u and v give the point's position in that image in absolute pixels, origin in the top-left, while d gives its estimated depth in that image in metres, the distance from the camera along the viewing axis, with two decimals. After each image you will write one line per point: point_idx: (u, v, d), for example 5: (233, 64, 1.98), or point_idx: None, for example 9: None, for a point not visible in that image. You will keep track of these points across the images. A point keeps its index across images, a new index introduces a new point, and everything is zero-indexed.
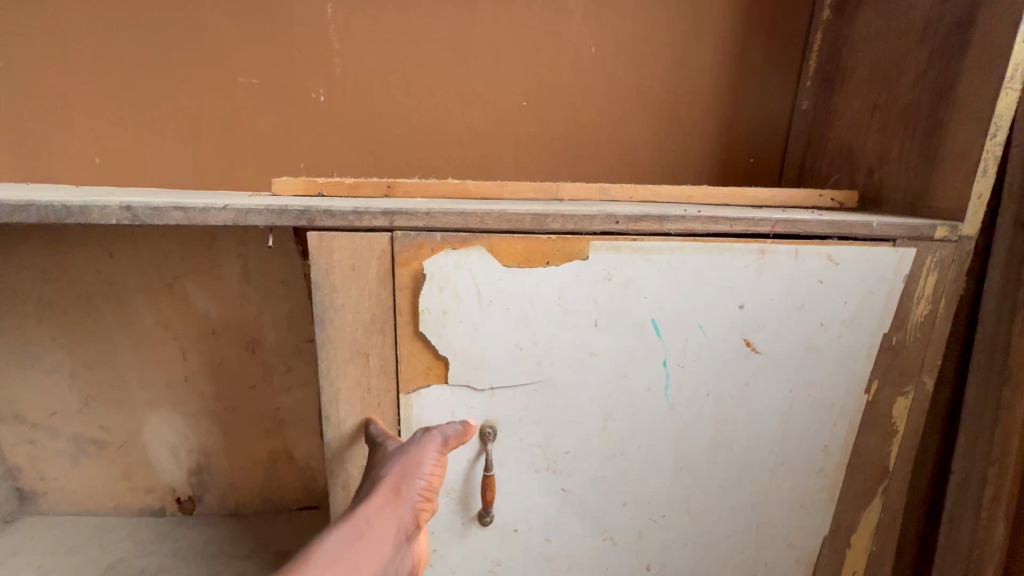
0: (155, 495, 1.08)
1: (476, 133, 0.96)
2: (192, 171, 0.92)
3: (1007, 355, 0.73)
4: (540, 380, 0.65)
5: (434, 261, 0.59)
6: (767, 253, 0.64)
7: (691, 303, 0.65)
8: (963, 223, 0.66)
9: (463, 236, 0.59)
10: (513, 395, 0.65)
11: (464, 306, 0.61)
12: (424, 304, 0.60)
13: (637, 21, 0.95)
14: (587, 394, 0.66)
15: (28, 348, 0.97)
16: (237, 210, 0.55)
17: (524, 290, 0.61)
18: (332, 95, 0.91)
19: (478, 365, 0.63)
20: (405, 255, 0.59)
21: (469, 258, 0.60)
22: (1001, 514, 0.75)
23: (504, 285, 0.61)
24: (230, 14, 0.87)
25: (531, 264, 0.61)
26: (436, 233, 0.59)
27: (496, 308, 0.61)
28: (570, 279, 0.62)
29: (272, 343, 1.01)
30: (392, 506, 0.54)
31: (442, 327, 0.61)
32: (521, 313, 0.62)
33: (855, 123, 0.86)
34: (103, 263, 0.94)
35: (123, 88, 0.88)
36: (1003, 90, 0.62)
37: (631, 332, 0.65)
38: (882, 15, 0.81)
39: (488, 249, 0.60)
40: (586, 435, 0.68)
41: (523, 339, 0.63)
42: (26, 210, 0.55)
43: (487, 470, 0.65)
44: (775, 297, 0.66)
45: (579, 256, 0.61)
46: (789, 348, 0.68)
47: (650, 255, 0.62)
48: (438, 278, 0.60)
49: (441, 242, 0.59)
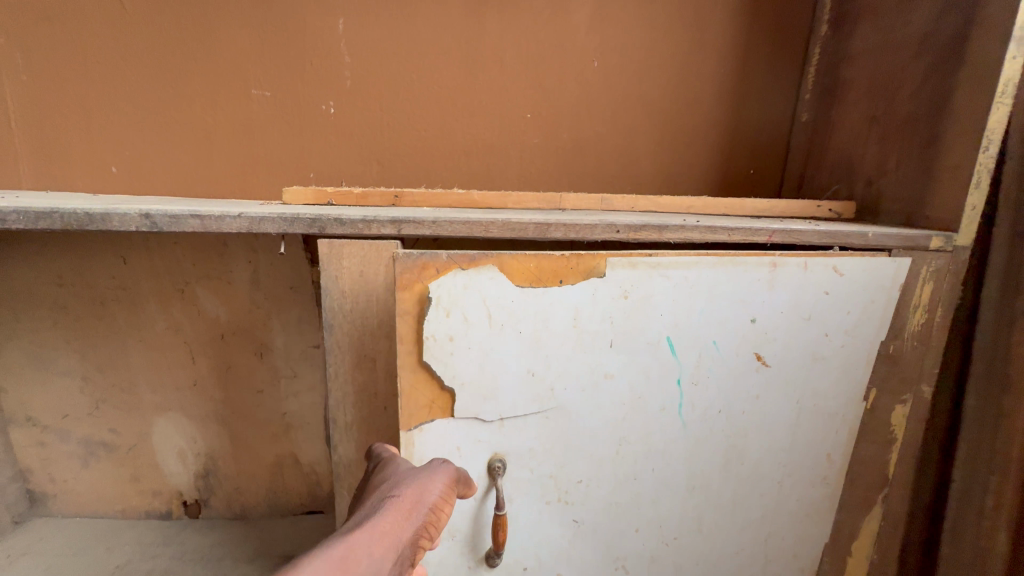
0: (163, 498, 1.10)
1: (481, 143, 0.98)
2: (206, 180, 0.95)
3: (1005, 363, 0.74)
4: (552, 407, 0.64)
5: (440, 283, 0.57)
6: (778, 266, 0.65)
7: (705, 319, 0.65)
8: (957, 234, 0.68)
9: (471, 256, 0.57)
10: (523, 424, 0.64)
11: (473, 331, 0.59)
12: (430, 330, 0.59)
13: (639, 35, 0.96)
14: (600, 416, 0.66)
15: (42, 351, 0.99)
16: (251, 218, 0.57)
17: (537, 313, 0.60)
18: (341, 106, 0.94)
19: (488, 393, 0.62)
20: (406, 276, 0.57)
21: (478, 278, 0.58)
22: (1003, 524, 0.75)
23: (515, 307, 0.60)
24: (244, 28, 0.90)
25: (543, 283, 0.60)
26: (442, 253, 0.57)
27: (508, 331, 0.60)
28: (586, 297, 0.61)
29: (280, 348, 1.03)
30: (400, 521, 0.43)
31: (449, 354, 0.60)
32: (534, 337, 0.61)
33: (853, 135, 0.87)
34: (117, 268, 0.96)
35: (139, 100, 0.91)
36: (995, 104, 0.64)
37: (647, 351, 0.65)
38: (879, 29, 0.82)
39: (499, 267, 0.58)
40: (596, 459, 0.68)
41: (536, 365, 0.62)
42: (49, 218, 0.57)
43: (498, 509, 0.64)
44: (786, 310, 0.67)
45: (594, 273, 0.60)
46: (797, 360, 0.69)
47: (668, 271, 0.62)
48: (445, 301, 0.58)
49: (447, 262, 0.57)
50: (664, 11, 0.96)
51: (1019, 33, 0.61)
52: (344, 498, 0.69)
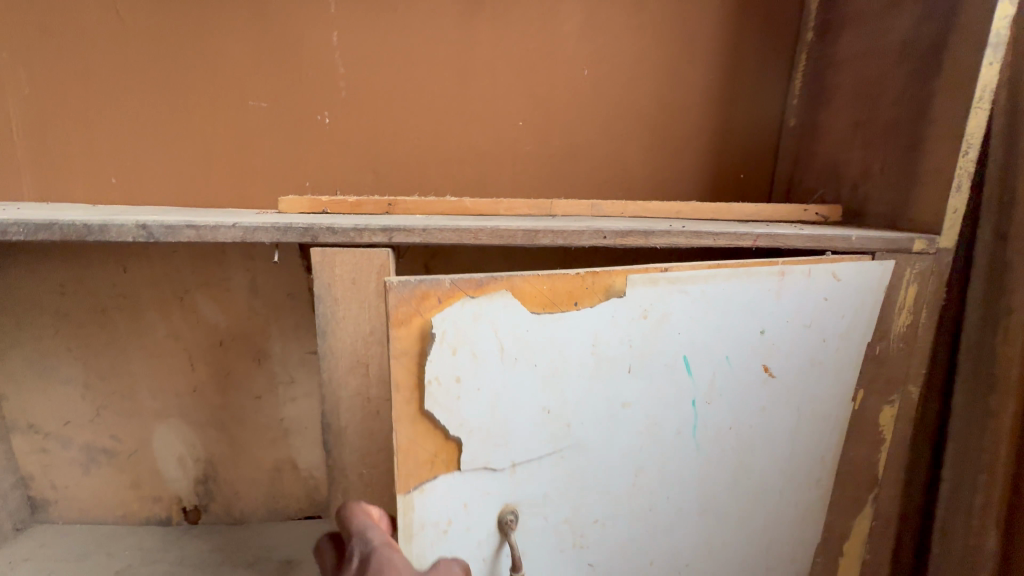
0: (162, 504, 1.11)
1: (475, 150, 0.99)
2: (205, 189, 0.97)
3: (992, 363, 0.75)
4: (567, 443, 0.62)
5: (445, 315, 0.53)
6: (787, 274, 0.65)
7: (719, 334, 0.65)
8: (940, 236, 0.69)
9: (478, 282, 0.54)
10: (535, 466, 0.61)
11: (482, 370, 0.55)
12: (432, 372, 0.54)
13: (629, 44, 0.98)
14: (617, 446, 0.64)
15: (44, 359, 1.01)
16: (246, 227, 0.59)
17: (551, 344, 0.57)
18: (336, 117, 0.96)
19: (499, 437, 0.58)
20: (405, 308, 0.52)
21: (489, 307, 0.54)
22: (993, 522, 0.76)
23: (529, 339, 0.56)
24: (241, 41, 0.92)
25: (557, 307, 0.57)
26: (445, 281, 0.53)
27: (521, 366, 0.57)
28: (605, 321, 0.59)
29: (278, 354, 1.04)
30: None
31: (454, 397, 0.55)
32: (549, 371, 0.58)
33: (839, 140, 0.88)
34: (118, 277, 0.98)
35: (139, 111, 0.93)
36: (973, 109, 0.65)
37: (664, 373, 0.63)
38: (862, 37, 0.84)
39: (511, 292, 0.55)
40: (610, 492, 0.66)
41: (551, 401, 0.59)
42: (50, 229, 0.58)
43: (515, 567, 0.59)
44: (792, 318, 0.67)
45: (612, 292, 0.58)
46: (800, 369, 0.70)
47: (687, 286, 0.61)
48: (451, 337, 0.53)
49: (451, 289, 0.53)
50: (653, 20, 0.98)
51: (994, 40, 0.63)
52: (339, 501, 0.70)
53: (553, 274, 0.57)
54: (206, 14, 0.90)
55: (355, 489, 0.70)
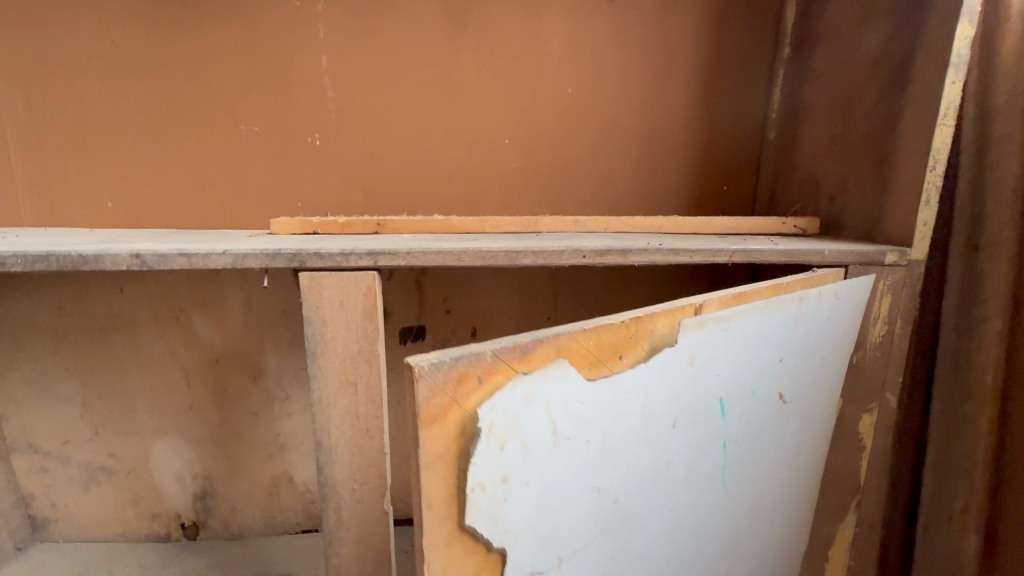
0: (161, 521, 1.12)
1: (462, 168, 1.01)
2: (199, 211, 0.99)
3: (967, 371, 0.77)
4: (615, 521, 0.52)
5: (492, 400, 0.41)
6: (804, 299, 0.63)
7: (750, 369, 0.60)
8: (911, 248, 0.71)
9: (524, 349, 0.42)
10: (582, 557, 0.50)
11: (534, 462, 0.43)
12: (475, 479, 0.41)
13: (612, 62, 1.00)
14: (660, 508, 0.57)
15: (43, 380, 1.03)
16: (236, 254, 0.61)
17: (605, 413, 0.47)
18: (327, 139, 0.98)
19: (546, 537, 0.46)
20: (439, 398, 0.39)
21: (541, 378, 0.43)
22: (972, 526, 0.79)
23: (584, 412, 0.46)
24: (233, 67, 0.94)
25: (605, 366, 0.48)
26: (487, 354, 0.40)
27: (574, 445, 0.46)
28: (654, 375, 0.51)
29: (273, 371, 1.06)
30: None
31: (500, 503, 0.43)
32: (602, 444, 0.48)
33: (816, 154, 0.90)
34: (114, 298, 1.00)
35: (134, 137, 0.95)
36: (938, 127, 0.67)
37: (703, 420, 0.57)
38: (834, 53, 0.86)
39: (558, 356, 0.44)
40: (651, 559, 0.58)
41: (601, 478, 0.49)
42: (46, 260, 0.60)
43: None
44: (805, 341, 0.65)
45: (651, 339, 0.51)
46: (805, 390, 0.69)
47: (725, 323, 0.56)
48: (500, 429, 0.41)
49: (495, 364, 0.41)
50: (635, 38, 0.99)
51: (955, 61, 0.65)
52: (331, 517, 0.72)
53: (596, 328, 0.47)
54: (198, 42, 0.93)
55: (347, 505, 0.71)
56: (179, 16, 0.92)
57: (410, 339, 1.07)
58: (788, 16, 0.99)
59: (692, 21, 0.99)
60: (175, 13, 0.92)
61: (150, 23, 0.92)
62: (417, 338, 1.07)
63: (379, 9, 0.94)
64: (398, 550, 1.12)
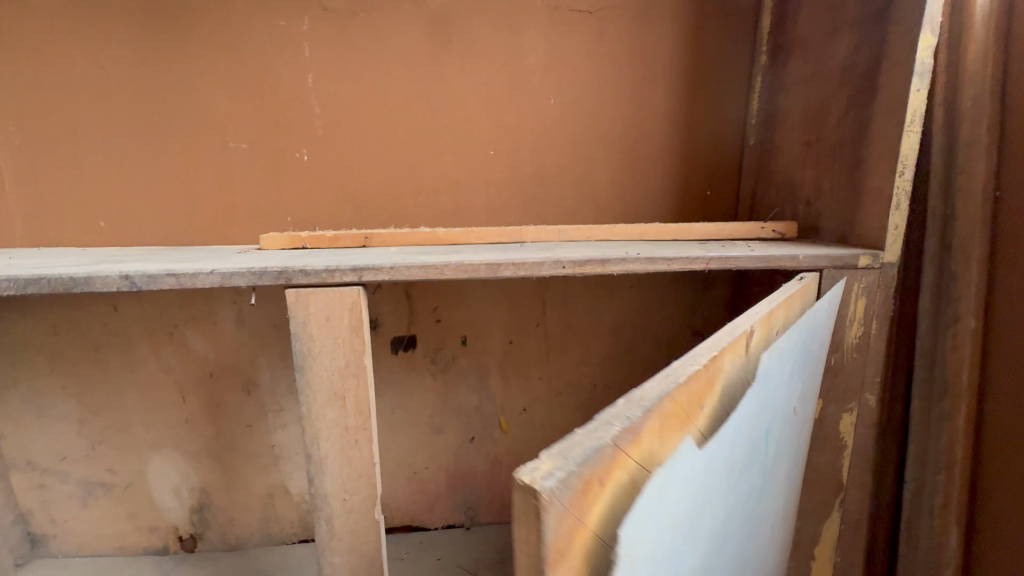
0: (160, 534, 1.13)
1: (448, 180, 1.03)
2: (190, 228, 1.00)
3: (942, 369, 0.80)
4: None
5: (614, 501, 0.34)
6: (812, 306, 0.66)
7: (783, 390, 0.61)
8: (884, 252, 0.73)
9: (636, 428, 0.35)
10: None
11: (652, 548, 0.39)
12: None
13: (593, 72, 1.02)
14: (724, 552, 0.55)
15: (40, 398, 1.04)
16: (223, 273, 0.63)
17: (698, 471, 0.44)
18: (314, 154, 1.00)
19: None
20: (571, 517, 0.31)
21: (650, 455, 0.37)
22: (953, 521, 0.82)
23: (685, 477, 0.42)
24: (220, 86, 0.96)
25: (693, 420, 0.43)
26: (609, 448, 0.33)
27: (678, 515, 0.42)
28: (731, 419, 0.48)
29: (267, 384, 1.07)
30: None
31: None
32: (696, 505, 0.45)
33: (794, 159, 0.92)
34: (108, 316, 1.01)
35: (125, 157, 0.97)
36: (905, 133, 0.69)
37: (755, 451, 0.57)
38: (808, 61, 0.88)
39: (661, 424, 0.38)
40: None
41: (693, 539, 0.46)
42: (38, 283, 0.62)
43: None
44: (811, 352, 0.68)
45: (723, 376, 0.47)
46: (806, 398, 0.71)
47: (772, 349, 0.56)
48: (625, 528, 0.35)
49: (616, 455, 0.34)
50: (615, 49, 1.01)
51: (919, 69, 0.67)
52: (323, 527, 0.73)
53: (683, 381, 0.41)
54: (186, 63, 0.95)
55: (338, 515, 0.73)
56: (167, 38, 0.94)
57: (401, 349, 1.09)
58: (763, 24, 1.01)
59: (671, 31, 1.01)
60: (163, 35, 0.94)
61: (139, 45, 0.94)
62: (409, 348, 1.09)
63: (363, 26, 0.96)
64: (394, 557, 1.14)
